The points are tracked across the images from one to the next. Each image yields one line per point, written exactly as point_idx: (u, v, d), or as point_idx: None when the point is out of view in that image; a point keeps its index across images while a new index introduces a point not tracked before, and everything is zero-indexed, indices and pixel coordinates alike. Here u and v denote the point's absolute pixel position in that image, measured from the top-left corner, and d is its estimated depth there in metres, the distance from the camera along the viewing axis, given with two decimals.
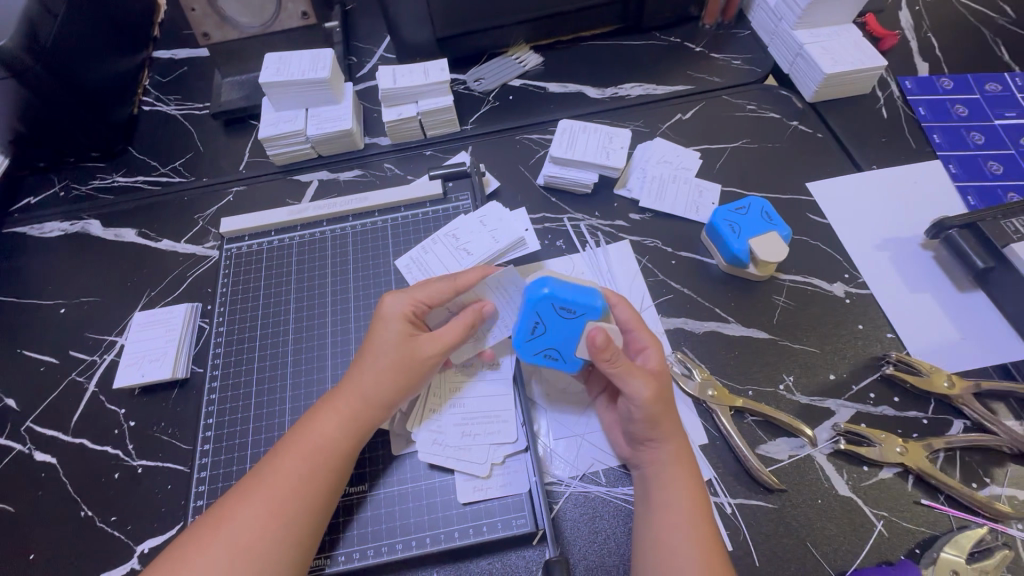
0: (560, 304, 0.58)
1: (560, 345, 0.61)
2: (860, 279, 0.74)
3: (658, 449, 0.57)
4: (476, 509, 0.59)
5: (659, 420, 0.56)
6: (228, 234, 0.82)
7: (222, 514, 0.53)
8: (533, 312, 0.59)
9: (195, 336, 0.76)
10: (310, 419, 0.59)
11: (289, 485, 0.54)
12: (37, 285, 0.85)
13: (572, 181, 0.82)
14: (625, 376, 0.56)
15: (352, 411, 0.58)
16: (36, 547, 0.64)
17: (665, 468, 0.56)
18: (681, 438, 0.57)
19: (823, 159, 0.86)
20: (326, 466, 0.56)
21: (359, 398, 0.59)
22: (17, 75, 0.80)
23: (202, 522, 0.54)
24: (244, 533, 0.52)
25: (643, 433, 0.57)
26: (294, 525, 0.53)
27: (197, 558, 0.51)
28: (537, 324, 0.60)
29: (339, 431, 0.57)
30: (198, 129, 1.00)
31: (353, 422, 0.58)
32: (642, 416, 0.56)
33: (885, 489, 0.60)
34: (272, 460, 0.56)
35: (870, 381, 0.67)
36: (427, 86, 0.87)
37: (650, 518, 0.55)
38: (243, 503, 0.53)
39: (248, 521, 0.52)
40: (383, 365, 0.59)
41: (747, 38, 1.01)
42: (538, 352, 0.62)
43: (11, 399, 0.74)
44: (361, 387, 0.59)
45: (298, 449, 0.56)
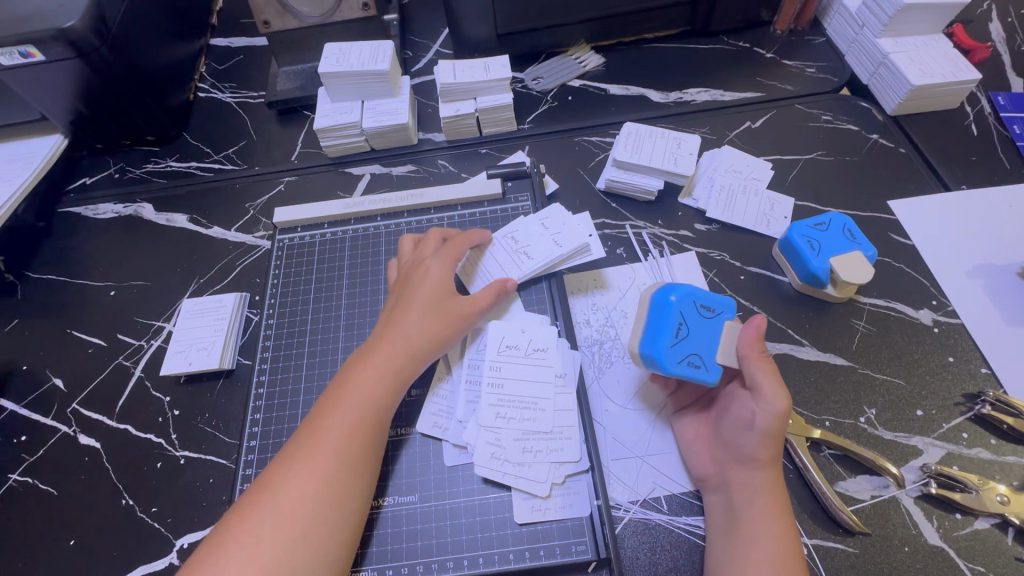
0: (698, 303, 0.58)
1: (702, 349, 0.56)
2: (949, 307, 0.68)
3: (751, 474, 0.53)
4: (533, 531, 0.56)
5: (772, 439, 0.52)
6: (281, 225, 0.80)
7: (268, 480, 0.51)
8: (676, 312, 0.56)
9: (242, 327, 0.75)
10: (349, 373, 0.58)
11: (335, 442, 0.53)
12: (89, 266, 0.84)
13: (636, 187, 0.79)
14: (770, 379, 0.53)
15: (395, 363, 0.58)
16: (76, 533, 0.63)
17: (757, 495, 0.52)
18: (777, 464, 0.53)
19: (906, 176, 0.80)
20: (369, 422, 0.55)
21: (400, 352, 0.59)
22: (83, 56, 0.80)
23: (243, 496, 0.52)
24: (292, 494, 0.50)
25: (748, 452, 0.53)
26: (338, 481, 0.51)
27: (243, 527, 0.49)
28: (681, 325, 0.56)
29: (385, 385, 0.57)
30: (252, 118, 0.99)
31: (397, 376, 0.58)
32: (764, 427, 0.52)
33: (981, 541, 0.55)
34: (317, 419, 0.55)
35: (962, 420, 0.61)
36: (488, 83, 0.85)
37: (733, 549, 0.50)
38: (291, 466, 0.52)
39: (296, 481, 0.50)
40: (428, 317, 0.61)
41: (823, 46, 0.96)
42: (681, 360, 0.55)
43: (58, 379, 0.74)
44: (404, 338, 0.59)
45: (338, 404, 0.55)
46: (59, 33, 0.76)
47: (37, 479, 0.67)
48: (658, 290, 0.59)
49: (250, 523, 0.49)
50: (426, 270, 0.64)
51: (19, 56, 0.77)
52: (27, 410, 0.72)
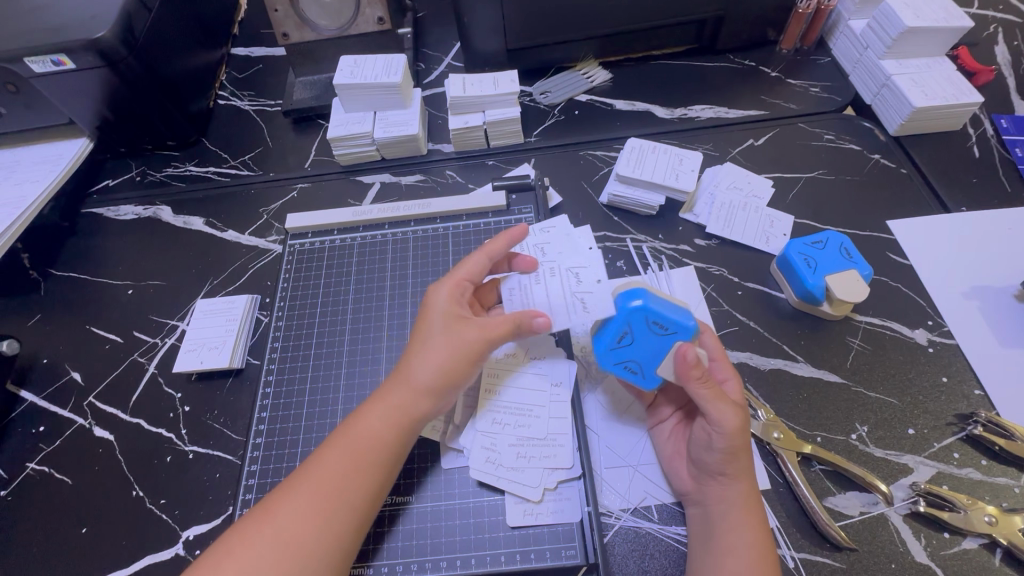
0: (652, 319, 0.59)
1: (642, 357, 0.60)
2: (944, 328, 0.69)
3: (725, 488, 0.54)
4: (524, 534, 0.57)
5: (735, 456, 0.53)
6: (293, 230, 0.83)
7: (268, 504, 0.52)
8: (623, 321, 0.59)
9: (253, 328, 0.78)
10: (359, 409, 0.58)
11: (338, 477, 0.53)
12: (109, 265, 0.88)
13: (637, 202, 0.80)
14: (712, 400, 0.53)
15: (402, 403, 0.56)
16: (88, 522, 0.66)
17: (733, 509, 0.53)
18: (751, 479, 0.54)
19: (906, 196, 0.81)
20: (372, 457, 0.54)
21: (408, 392, 0.57)
22: (111, 65, 0.84)
23: (249, 513, 0.52)
24: (292, 521, 0.50)
25: (716, 467, 0.54)
26: (339, 518, 0.51)
27: (240, 547, 0.49)
28: (625, 331, 0.59)
29: (391, 422, 0.56)
30: (269, 125, 1.03)
31: (402, 414, 0.56)
32: (723, 446, 0.53)
33: (968, 562, 0.55)
34: (320, 450, 0.55)
35: (953, 440, 0.62)
36: (496, 97, 0.87)
37: (712, 560, 0.52)
38: (292, 492, 0.52)
39: (297, 513, 0.51)
40: (434, 351, 0.58)
41: (827, 65, 0.97)
42: (617, 362, 0.61)
43: (76, 373, 0.77)
44: (411, 375, 0.57)
45: (345, 440, 0.55)
46: (90, 43, 0.80)
47: (53, 468, 0.70)
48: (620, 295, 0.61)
49: (247, 548, 0.49)
50: (429, 303, 0.62)
51: (51, 64, 0.81)
52: (46, 402, 0.75)
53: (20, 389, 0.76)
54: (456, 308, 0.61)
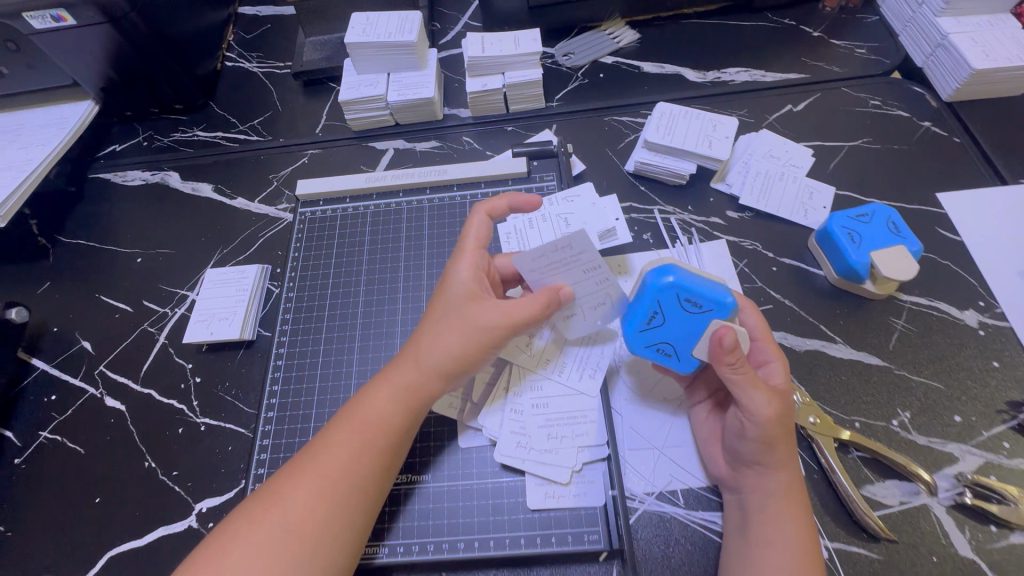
0: (685, 295, 0.54)
1: (675, 339, 0.55)
2: (997, 309, 0.64)
3: (762, 478, 0.50)
4: (545, 517, 0.55)
5: (775, 444, 0.49)
6: (304, 198, 0.80)
7: (277, 485, 0.50)
8: (653, 299, 0.54)
9: (263, 299, 0.75)
10: (366, 387, 0.55)
11: (346, 457, 0.50)
12: (117, 232, 0.86)
13: (666, 171, 0.76)
14: (747, 388, 0.49)
15: (412, 380, 0.54)
16: (101, 491, 0.65)
17: (770, 501, 0.50)
18: (793, 470, 0.51)
19: (958, 167, 0.75)
20: (379, 438, 0.52)
21: (416, 370, 0.54)
22: (113, 21, 0.80)
23: (259, 492, 0.51)
24: (299, 504, 0.48)
25: (752, 456, 0.50)
26: (345, 501, 0.49)
27: (247, 531, 0.47)
28: (656, 311, 0.55)
29: (399, 403, 0.53)
30: (278, 89, 0.98)
31: (410, 394, 0.54)
32: (757, 435, 0.49)
33: (1015, 558, 0.52)
34: (328, 430, 0.53)
35: (1003, 428, 0.58)
36: (517, 57, 0.82)
37: (747, 551, 0.49)
38: (300, 473, 0.50)
39: (304, 495, 0.48)
40: (445, 330, 0.54)
41: (875, 25, 0.90)
42: (649, 344, 0.56)
43: (86, 342, 0.76)
44: (419, 354, 0.54)
45: (353, 419, 0.53)
46: None
47: (65, 437, 0.69)
48: (649, 271, 0.56)
49: (253, 530, 0.47)
50: (445, 277, 0.59)
51: (51, 20, 0.77)
52: (57, 370, 0.74)
53: (31, 356, 0.75)
54: (473, 283, 0.57)
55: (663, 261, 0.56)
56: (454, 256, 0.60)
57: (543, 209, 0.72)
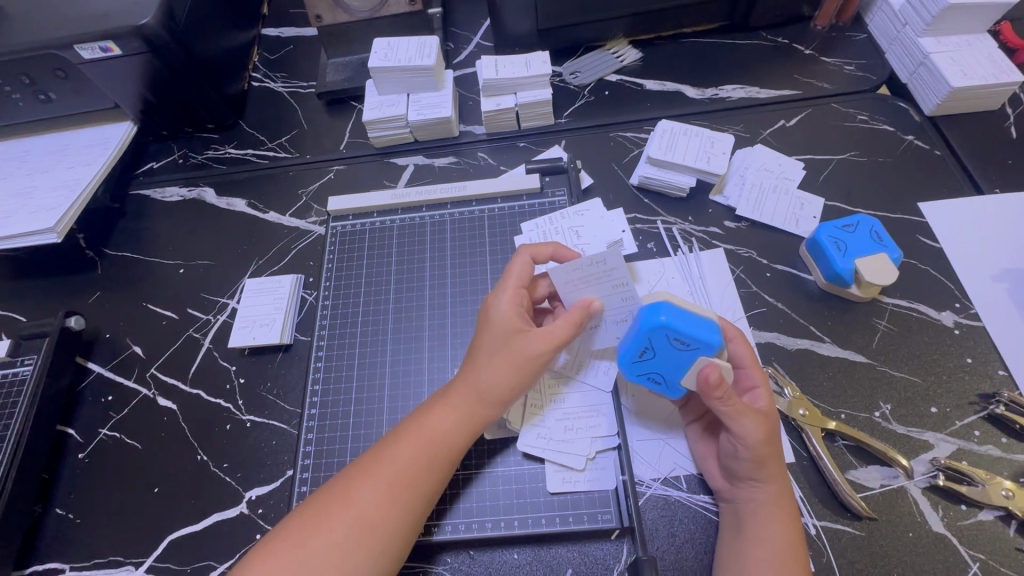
0: (673, 334, 0.59)
1: (665, 369, 0.61)
2: (971, 310, 0.71)
3: (756, 490, 0.56)
4: (563, 500, 0.62)
5: (763, 464, 0.55)
6: (334, 213, 0.86)
7: (346, 489, 0.56)
8: (645, 337, 0.59)
9: (299, 306, 0.82)
10: (427, 406, 0.61)
11: (412, 469, 0.57)
12: (159, 245, 0.92)
13: (668, 184, 0.82)
14: (736, 416, 0.55)
15: (472, 406, 0.60)
16: (159, 483, 0.72)
17: (763, 509, 0.55)
18: (782, 482, 0.56)
19: (938, 178, 0.81)
20: (440, 455, 0.58)
21: (474, 394, 0.60)
22: (155, 51, 0.86)
23: (327, 492, 0.57)
24: (371, 507, 0.54)
25: (746, 473, 0.56)
26: (410, 507, 0.56)
27: (323, 528, 0.53)
28: (647, 347, 0.60)
29: (459, 423, 0.59)
30: (303, 107, 1.05)
31: (468, 417, 0.60)
32: (749, 456, 0.55)
33: (983, 533, 0.58)
34: (393, 443, 0.59)
35: (975, 418, 0.64)
36: (528, 79, 0.88)
37: (743, 549, 0.55)
38: (369, 480, 0.56)
39: (375, 500, 0.55)
40: (497, 359, 0.60)
41: (863, 42, 0.96)
42: (640, 373, 0.62)
43: (137, 347, 0.83)
44: (476, 382, 0.60)
45: (417, 435, 0.59)
46: (135, 29, 0.83)
47: (123, 434, 0.76)
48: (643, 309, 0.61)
49: (328, 528, 0.53)
50: (490, 310, 0.63)
51: (99, 51, 0.84)
52: (112, 373, 0.81)
53: (87, 361, 0.82)
54: (518, 316, 0.62)
55: (657, 299, 0.61)
56: (498, 290, 0.65)
57: (556, 222, 0.80)
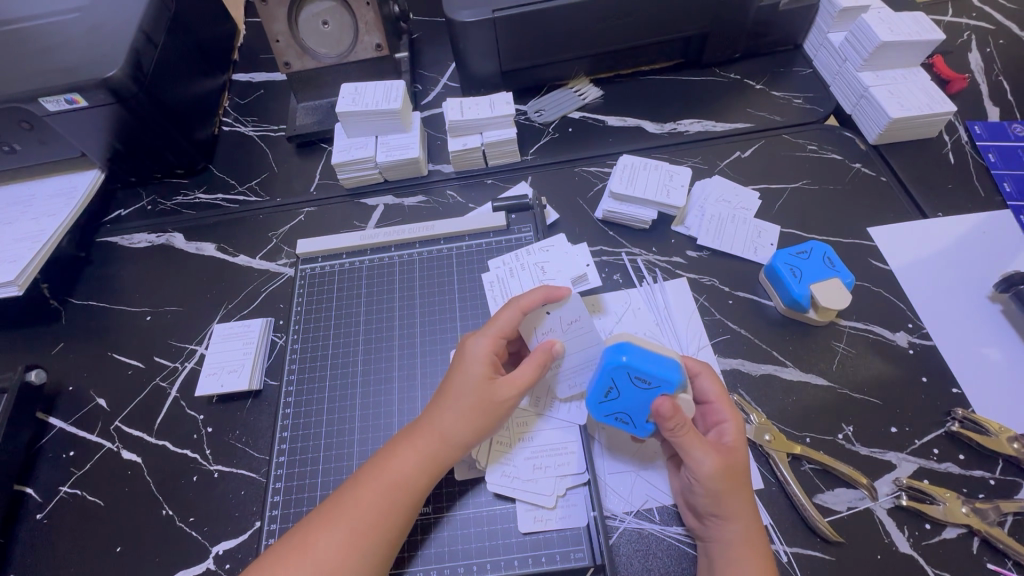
0: (636, 373, 0.59)
1: (632, 409, 0.61)
2: (923, 330, 0.73)
3: (722, 528, 0.56)
4: (536, 539, 0.62)
5: (723, 497, 0.56)
6: (304, 255, 0.87)
7: (306, 540, 0.55)
8: (609, 377, 0.60)
9: (268, 349, 0.81)
10: (389, 448, 0.61)
11: (373, 514, 0.56)
12: (125, 293, 0.91)
13: (631, 217, 0.84)
14: (688, 446, 0.56)
15: (438, 447, 0.60)
16: (122, 540, 0.70)
17: (731, 547, 0.55)
18: (750, 520, 0.56)
19: (885, 203, 0.85)
20: (401, 499, 0.58)
21: (438, 438, 0.60)
22: (121, 102, 0.88)
23: (288, 543, 0.56)
24: (329, 556, 0.54)
25: (709, 508, 0.57)
26: (371, 554, 0.55)
27: None
28: (611, 388, 0.61)
29: (420, 467, 0.59)
30: (273, 151, 1.06)
31: (429, 460, 0.59)
32: (704, 489, 0.56)
33: (949, 551, 0.59)
34: (355, 486, 0.58)
35: (934, 436, 0.66)
36: (492, 119, 0.91)
37: None
38: (327, 529, 0.55)
39: (335, 549, 0.54)
40: (463, 405, 0.60)
41: (808, 76, 1.01)
42: (607, 414, 0.62)
43: (101, 399, 0.81)
44: (439, 426, 0.60)
45: (378, 480, 0.58)
46: (101, 82, 0.84)
47: (85, 491, 0.73)
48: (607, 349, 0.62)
49: None
50: (466, 352, 0.64)
51: (65, 103, 0.85)
52: (74, 427, 0.78)
53: (48, 416, 0.80)
54: (490, 361, 0.63)
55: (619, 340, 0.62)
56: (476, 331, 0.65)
57: (521, 258, 0.79)
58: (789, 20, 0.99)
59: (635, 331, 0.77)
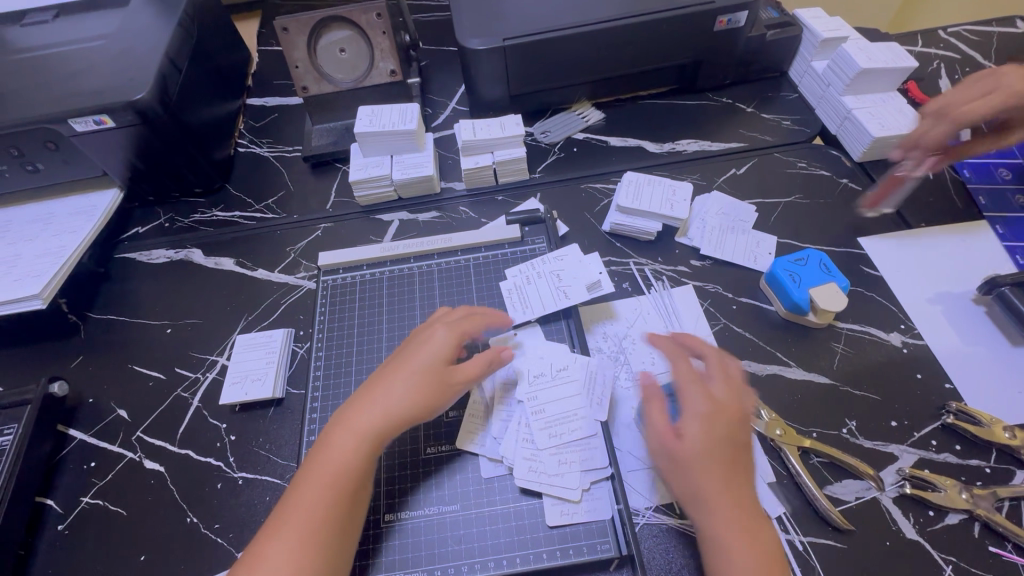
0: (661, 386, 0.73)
1: None
2: (915, 331, 0.78)
3: (696, 502, 0.59)
4: (563, 533, 0.64)
5: (682, 468, 0.60)
6: (325, 267, 0.90)
7: (260, 549, 0.56)
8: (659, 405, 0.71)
9: (290, 359, 0.83)
10: (326, 440, 0.63)
11: (319, 506, 0.58)
12: (144, 307, 0.93)
13: (638, 229, 0.89)
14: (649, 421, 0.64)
15: (372, 424, 0.62)
16: (146, 549, 0.70)
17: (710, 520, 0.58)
18: (713, 491, 0.58)
19: (872, 215, 0.91)
20: (346, 485, 0.60)
21: (370, 420, 0.63)
22: (147, 122, 0.91)
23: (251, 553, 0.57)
24: (283, 557, 0.55)
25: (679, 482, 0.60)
26: (324, 544, 0.57)
27: None
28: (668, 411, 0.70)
29: (354, 450, 0.61)
30: (289, 171, 1.10)
31: (365, 441, 0.62)
32: (665, 459, 0.62)
33: (953, 536, 0.63)
34: (299, 484, 0.60)
35: (931, 429, 0.70)
36: (504, 139, 0.96)
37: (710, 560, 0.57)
38: (279, 531, 0.57)
39: (287, 548, 0.56)
40: (399, 384, 0.65)
41: (795, 100, 1.09)
42: None
43: (122, 410, 0.82)
44: (374, 407, 0.63)
45: (319, 473, 0.60)
46: (129, 104, 0.87)
47: (107, 501, 0.74)
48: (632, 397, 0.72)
49: None
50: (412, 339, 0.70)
51: (93, 124, 0.88)
52: (95, 439, 0.79)
53: (68, 428, 0.80)
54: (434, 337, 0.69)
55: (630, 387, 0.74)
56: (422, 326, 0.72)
57: (537, 266, 0.83)
58: (775, 50, 1.07)
59: (646, 336, 0.81)
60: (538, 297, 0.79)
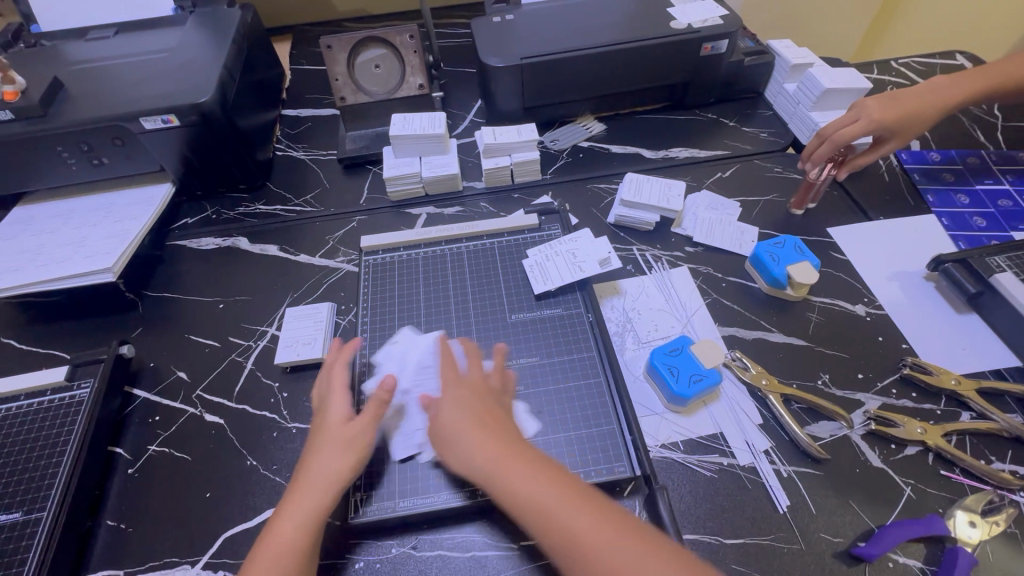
0: (666, 350, 0.83)
1: (694, 368, 0.80)
2: (877, 303, 0.92)
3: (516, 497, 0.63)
4: (585, 459, 0.75)
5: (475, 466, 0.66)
6: (366, 249, 1.02)
7: None
8: (665, 364, 0.80)
9: (334, 329, 0.94)
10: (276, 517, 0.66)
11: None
12: (196, 286, 1.03)
13: (639, 220, 1.03)
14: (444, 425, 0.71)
15: (308, 502, 0.66)
16: (210, 488, 0.78)
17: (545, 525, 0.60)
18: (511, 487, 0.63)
19: (838, 210, 1.06)
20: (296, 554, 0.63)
21: (311, 486, 0.67)
22: (207, 122, 1.03)
23: None
24: None
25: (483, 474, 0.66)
26: None
27: None
28: (673, 368, 0.80)
29: (300, 519, 0.65)
30: (324, 171, 1.23)
31: (309, 511, 0.65)
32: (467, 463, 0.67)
33: (912, 463, 0.74)
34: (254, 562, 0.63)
35: (891, 379, 0.83)
36: (522, 143, 1.10)
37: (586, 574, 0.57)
38: None
39: None
40: (332, 448, 0.70)
41: (770, 116, 1.26)
42: (693, 383, 0.78)
43: (181, 373, 0.91)
44: (313, 473, 0.68)
45: (270, 545, 0.63)
46: (195, 106, 0.99)
47: (172, 448, 0.82)
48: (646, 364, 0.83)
49: None
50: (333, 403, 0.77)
51: (161, 122, 1.00)
52: (157, 396, 0.88)
53: (132, 388, 0.89)
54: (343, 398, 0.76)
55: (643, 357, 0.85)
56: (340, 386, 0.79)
57: (554, 247, 0.95)
58: (753, 73, 1.24)
59: (649, 308, 0.93)
60: (557, 272, 0.92)
